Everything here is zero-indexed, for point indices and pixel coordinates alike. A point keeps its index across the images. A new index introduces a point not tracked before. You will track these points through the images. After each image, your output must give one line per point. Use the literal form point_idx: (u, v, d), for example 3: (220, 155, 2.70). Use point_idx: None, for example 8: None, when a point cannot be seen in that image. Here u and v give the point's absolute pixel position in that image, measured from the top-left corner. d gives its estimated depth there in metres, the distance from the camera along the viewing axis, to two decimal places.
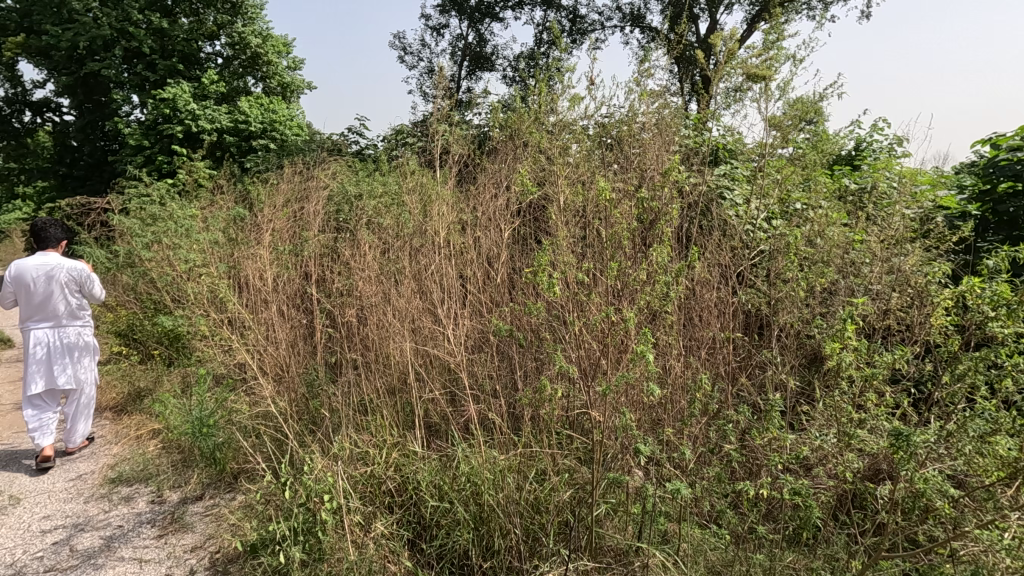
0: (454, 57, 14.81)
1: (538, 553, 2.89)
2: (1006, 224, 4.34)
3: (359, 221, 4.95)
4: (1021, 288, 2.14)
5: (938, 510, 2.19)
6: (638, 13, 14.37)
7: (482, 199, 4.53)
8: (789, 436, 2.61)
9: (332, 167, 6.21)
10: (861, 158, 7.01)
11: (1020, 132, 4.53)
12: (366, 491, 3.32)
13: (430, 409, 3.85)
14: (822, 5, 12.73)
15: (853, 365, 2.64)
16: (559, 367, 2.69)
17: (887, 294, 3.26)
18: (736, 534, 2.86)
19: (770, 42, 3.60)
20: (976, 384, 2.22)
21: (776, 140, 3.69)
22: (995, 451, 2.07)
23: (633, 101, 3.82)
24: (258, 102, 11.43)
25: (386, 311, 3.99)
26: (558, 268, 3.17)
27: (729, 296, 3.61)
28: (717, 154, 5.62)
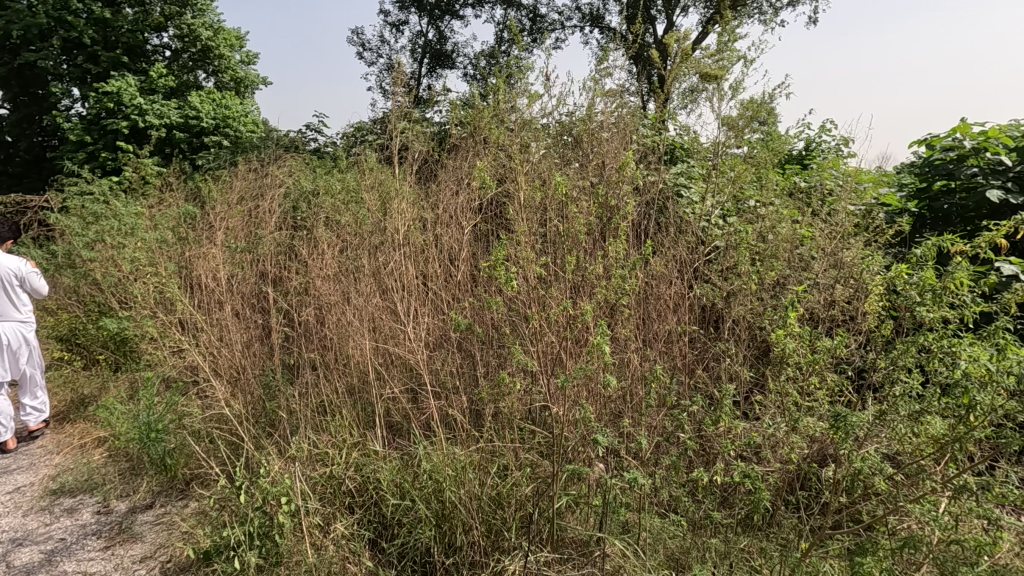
0: (415, 55, 14.68)
1: (500, 547, 2.91)
2: (941, 219, 4.59)
3: (316, 220, 4.84)
4: (945, 275, 2.28)
5: (874, 488, 2.31)
6: (596, 13, 14.54)
7: (442, 196, 4.51)
8: (740, 423, 2.71)
9: (288, 164, 6.05)
10: (810, 158, 7.28)
11: (951, 133, 4.83)
12: (326, 492, 3.28)
13: (390, 408, 3.81)
14: (773, 10, 13.16)
15: (796, 352, 2.76)
16: (518, 360, 2.73)
17: (832, 286, 3.40)
18: (693, 521, 2.96)
19: (723, 44, 3.77)
20: (908, 368, 2.34)
21: (731, 139, 3.95)
22: (925, 430, 2.19)
23: (591, 99, 3.91)
24: (210, 97, 10.91)
25: (346, 310, 3.94)
26: (517, 264, 3.19)
27: (685, 290, 3.71)
28: (674, 153, 5.75)
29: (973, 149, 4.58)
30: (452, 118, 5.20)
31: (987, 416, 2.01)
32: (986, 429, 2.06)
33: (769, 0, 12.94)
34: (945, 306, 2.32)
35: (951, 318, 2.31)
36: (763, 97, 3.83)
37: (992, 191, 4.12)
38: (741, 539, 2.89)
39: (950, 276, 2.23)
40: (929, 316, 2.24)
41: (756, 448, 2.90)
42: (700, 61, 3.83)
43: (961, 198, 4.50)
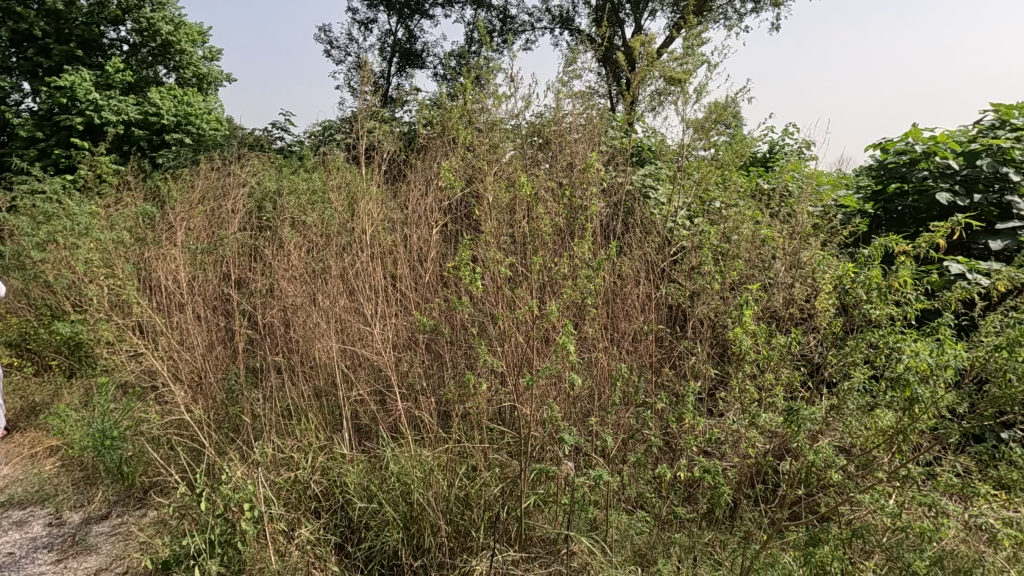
0: (384, 54, 14.52)
1: (468, 548, 2.93)
2: (895, 220, 4.77)
3: (281, 220, 4.74)
4: (890, 274, 2.40)
5: (829, 480, 2.40)
6: (566, 16, 14.65)
7: (411, 197, 4.47)
8: (701, 420, 2.78)
9: (252, 163, 5.91)
10: (774, 161, 7.45)
11: (904, 138, 5.03)
12: (291, 497, 3.24)
13: (359, 411, 3.76)
14: (738, 15, 13.45)
15: (754, 349, 2.85)
16: (484, 360, 2.75)
17: (792, 286, 3.50)
18: (658, 517, 3.01)
19: (688, 49, 3.85)
20: (858, 363, 2.44)
21: (696, 142, 4.03)
22: (875, 423, 2.29)
23: (560, 101, 3.94)
24: (170, 93, 10.56)
25: (313, 312, 3.88)
26: (484, 264, 3.20)
27: (651, 290, 3.78)
28: (642, 154, 5.83)
29: (924, 153, 4.78)
30: (421, 119, 5.17)
31: (929, 408, 2.11)
32: (929, 421, 2.16)
33: (733, 6, 13.24)
34: (891, 304, 2.43)
35: (897, 315, 2.42)
36: (726, 101, 3.93)
37: (941, 194, 4.30)
38: (705, 533, 2.95)
39: (895, 275, 2.34)
40: (875, 313, 2.34)
41: (719, 444, 2.97)
42: (665, 65, 3.90)
43: (913, 200, 4.69)
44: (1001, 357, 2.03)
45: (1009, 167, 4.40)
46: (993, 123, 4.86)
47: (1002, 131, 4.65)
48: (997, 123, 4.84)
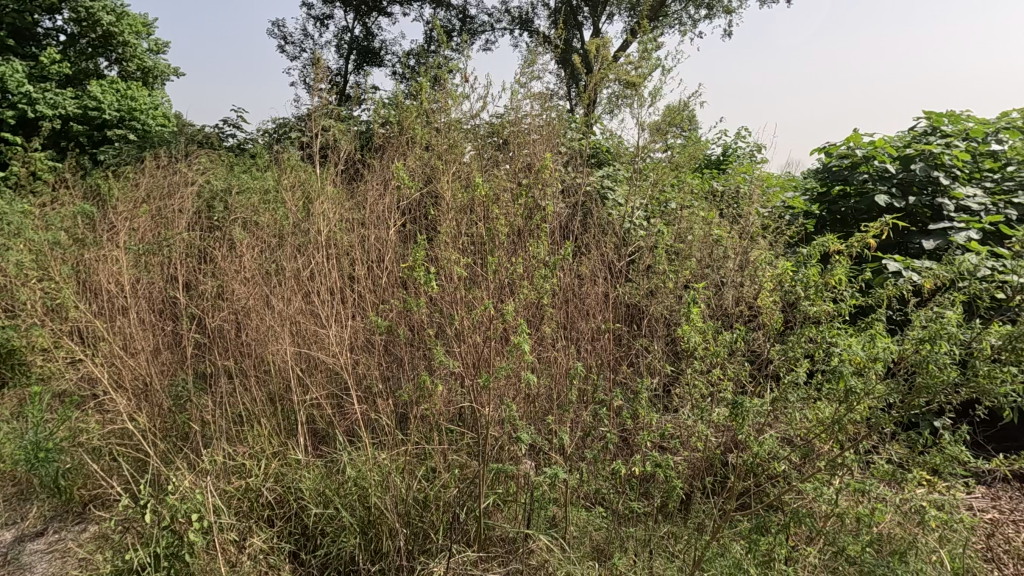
0: (341, 51, 14.24)
1: (427, 550, 2.92)
2: (839, 221, 5.01)
3: (232, 220, 4.59)
4: (826, 273, 2.53)
5: (773, 470, 2.50)
6: (525, 17, 14.71)
7: (369, 196, 4.41)
8: (654, 415, 2.85)
9: (201, 161, 5.68)
10: (727, 163, 7.69)
11: (845, 142, 5.29)
12: (242, 505, 3.15)
13: (314, 415, 3.69)
14: (692, 21, 13.81)
15: (704, 346, 2.94)
16: (440, 360, 2.75)
17: (742, 284, 3.63)
18: (616, 512, 3.08)
19: (644, 53, 3.95)
20: (800, 358, 2.56)
21: (651, 144, 4.13)
22: (815, 414, 2.41)
23: (519, 102, 3.97)
24: (112, 87, 10.09)
25: (266, 314, 3.79)
26: (441, 264, 3.20)
27: (608, 290, 3.84)
28: (600, 155, 5.93)
29: (864, 158, 5.03)
30: (378, 117, 5.10)
31: (862, 399, 2.24)
32: (863, 411, 2.29)
33: (687, 13, 13.56)
34: (829, 300, 2.56)
35: (834, 311, 2.55)
36: (680, 105, 4.04)
37: (879, 195, 4.54)
38: (662, 527, 3.03)
39: (831, 273, 2.48)
40: (813, 309, 2.48)
41: (672, 439, 3.05)
42: (622, 69, 3.98)
43: (855, 202, 4.93)
44: (925, 350, 2.16)
45: (941, 170, 4.66)
46: (925, 129, 5.16)
47: (933, 137, 4.93)
48: (929, 130, 5.14)
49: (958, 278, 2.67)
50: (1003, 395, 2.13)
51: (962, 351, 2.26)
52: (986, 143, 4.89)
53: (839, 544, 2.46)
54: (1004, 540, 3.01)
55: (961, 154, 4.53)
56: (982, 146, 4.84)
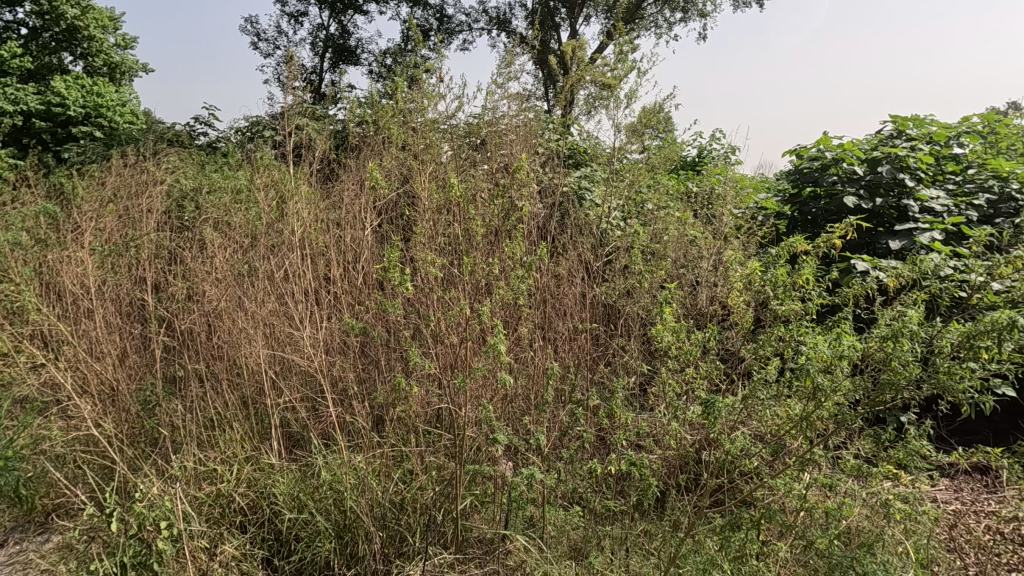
0: (316, 49, 14.06)
1: (403, 553, 2.90)
2: (810, 222, 5.14)
3: (203, 220, 4.50)
4: (795, 273, 2.59)
5: (745, 467, 2.55)
6: (503, 17, 14.71)
7: (344, 196, 4.36)
8: (629, 414, 2.88)
9: (170, 159, 5.55)
10: (703, 164, 7.81)
11: (816, 145, 5.42)
12: (213, 512, 3.08)
13: (289, 419, 3.63)
14: (668, 24, 13.99)
15: (678, 345, 2.98)
16: (415, 362, 2.73)
17: (716, 284, 3.69)
18: (594, 511, 3.10)
19: (620, 55, 3.98)
20: (770, 357, 2.61)
21: (627, 145, 4.17)
22: (785, 411, 2.45)
23: (496, 102, 3.97)
24: (77, 83, 9.81)
25: (238, 317, 3.72)
26: (417, 265, 3.17)
27: (585, 290, 3.87)
28: (577, 156, 5.97)
29: (833, 160, 5.16)
30: (354, 116, 5.05)
31: (830, 396, 2.29)
32: (830, 408, 2.34)
33: (663, 16, 13.73)
34: (797, 300, 2.63)
35: (802, 310, 2.61)
36: (656, 106, 4.09)
37: (847, 197, 4.66)
38: (639, 524, 3.05)
39: (800, 273, 2.54)
40: (782, 309, 2.53)
41: (648, 438, 3.09)
42: (598, 70, 4.02)
43: (825, 203, 5.06)
44: (888, 347, 2.23)
45: (906, 173, 4.80)
46: (891, 133, 5.31)
47: (899, 140, 5.07)
48: (895, 133, 5.28)
49: (921, 277, 2.75)
50: (961, 392, 2.20)
51: (924, 348, 2.33)
52: (948, 147, 5.05)
53: (808, 538, 2.51)
54: (964, 530, 3.11)
55: (925, 157, 4.66)
56: (945, 149, 5.00)
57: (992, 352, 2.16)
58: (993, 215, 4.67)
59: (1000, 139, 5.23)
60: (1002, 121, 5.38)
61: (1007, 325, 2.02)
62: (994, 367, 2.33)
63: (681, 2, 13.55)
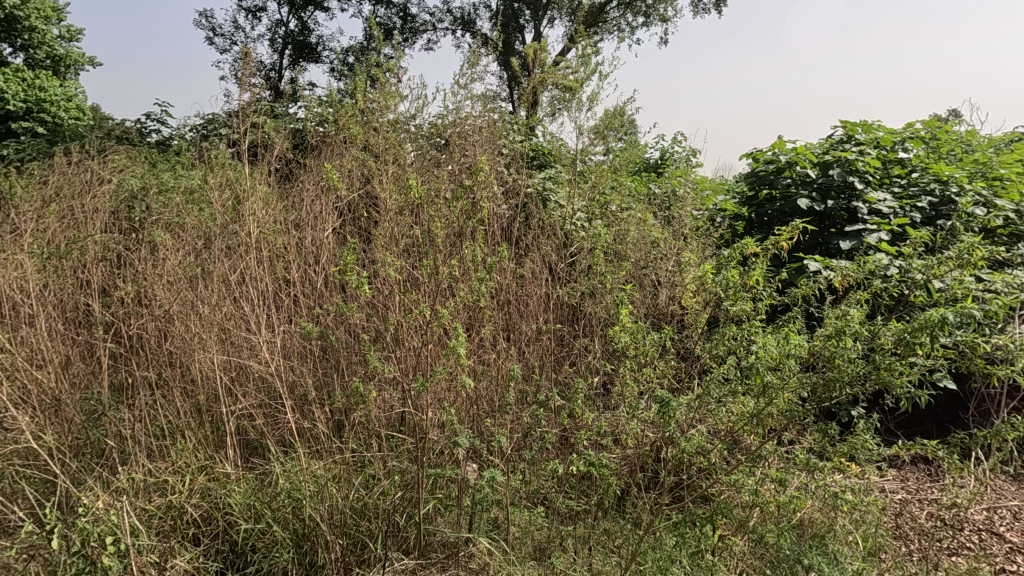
0: (275, 45, 13.72)
1: (364, 561, 2.85)
2: (766, 223, 5.32)
3: (153, 221, 4.32)
4: (748, 274, 2.68)
5: (701, 463, 2.61)
6: (468, 18, 14.67)
7: (304, 197, 4.27)
8: (590, 413, 2.92)
9: (119, 158, 5.32)
10: (664, 166, 7.98)
11: (771, 149, 5.60)
12: (164, 525, 2.97)
13: (245, 426, 3.54)
14: (629, 28, 14.23)
15: (637, 345, 3.03)
16: (373, 365, 2.69)
17: (675, 283, 3.77)
18: (556, 512, 3.12)
19: (582, 58, 4.02)
20: (725, 356, 2.68)
21: (589, 148, 4.22)
22: (738, 409, 2.53)
23: (459, 103, 3.96)
24: (17, 76, 9.33)
25: (191, 322, 3.60)
26: (378, 267, 3.13)
27: (548, 291, 3.90)
28: (541, 157, 6.00)
29: (788, 163, 5.32)
30: (314, 114, 4.94)
31: (779, 394, 2.38)
32: (781, 405, 2.42)
33: (625, 20, 13.94)
34: (749, 300, 2.72)
35: (754, 310, 2.70)
36: (618, 109, 4.15)
37: (800, 199, 4.82)
38: (602, 523, 3.09)
39: (752, 274, 2.63)
40: (735, 309, 2.62)
41: (610, 437, 3.12)
42: (560, 73, 4.05)
43: (780, 205, 5.24)
44: (833, 346, 2.32)
45: (855, 176, 4.99)
46: (842, 137, 5.53)
47: (849, 145, 5.28)
48: (845, 138, 5.50)
49: (865, 277, 2.87)
50: (900, 387, 2.31)
51: (867, 345, 2.43)
52: (894, 152, 5.28)
53: (760, 532, 2.59)
54: (909, 517, 3.23)
55: (873, 161, 4.86)
56: (891, 153, 5.22)
57: (927, 349, 2.28)
58: (935, 217, 4.91)
59: (941, 145, 5.50)
60: (942, 127, 5.66)
61: (939, 322, 2.14)
62: (930, 362, 2.45)
63: (643, 7, 13.80)
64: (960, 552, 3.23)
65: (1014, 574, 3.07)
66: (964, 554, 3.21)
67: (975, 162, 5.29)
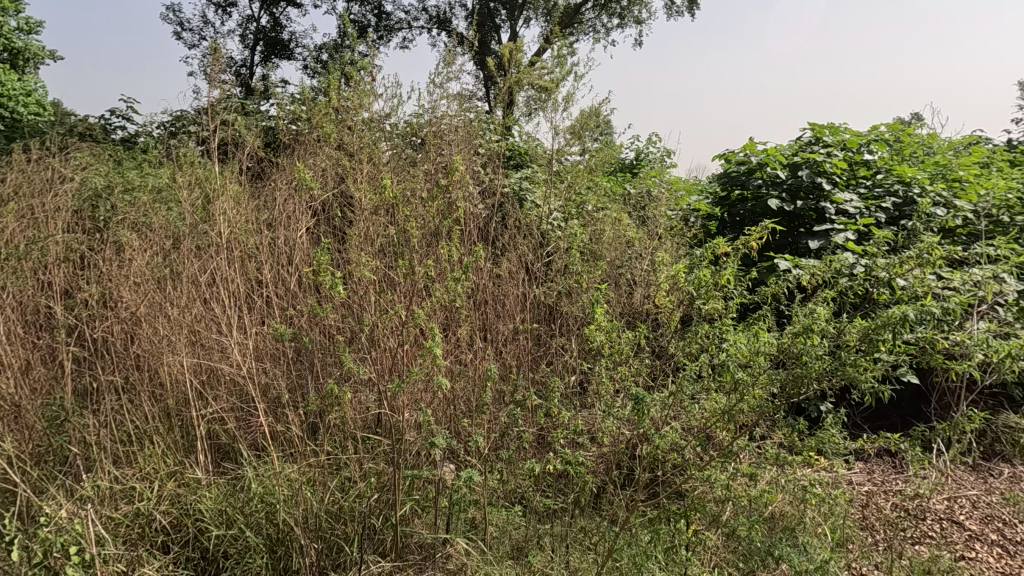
0: (246, 41, 13.45)
1: (340, 564, 2.82)
2: (737, 223, 5.43)
3: (119, 220, 4.20)
4: (721, 273, 2.73)
5: (676, 460, 2.65)
6: (443, 17, 14.61)
7: (277, 196, 4.20)
8: (566, 412, 2.93)
9: (81, 155, 5.15)
10: (639, 167, 8.08)
11: (742, 150, 5.71)
12: (131, 533, 2.88)
13: (216, 430, 3.46)
14: (605, 30, 14.35)
15: (612, 344, 3.07)
16: (348, 366, 2.66)
17: (650, 283, 3.82)
18: (534, 511, 3.13)
19: (558, 58, 4.04)
20: (698, 353, 2.73)
21: (565, 148, 4.24)
22: (711, 406, 2.58)
23: (434, 102, 3.94)
24: None
25: (160, 324, 3.50)
26: (352, 267, 3.10)
27: (525, 291, 3.91)
28: (518, 157, 6.01)
29: (758, 164, 5.44)
30: (287, 112, 4.86)
31: (750, 390, 2.44)
32: (752, 401, 2.48)
33: (601, 21, 14.05)
34: (721, 299, 2.77)
35: (725, 308, 2.76)
36: (593, 109, 4.18)
37: (770, 200, 4.93)
38: (579, 521, 3.11)
39: (724, 273, 2.68)
40: (707, 308, 2.66)
41: (587, 436, 3.15)
42: (536, 74, 4.07)
43: (751, 205, 5.35)
44: (800, 343, 2.39)
45: (823, 177, 5.13)
46: (810, 139, 5.67)
47: (817, 147, 5.42)
48: (813, 140, 5.65)
49: (831, 275, 2.96)
50: (865, 382, 2.39)
51: (834, 342, 2.50)
52: (860, 154, 5.43)
53: (731, 526, 2.65)
54: (875, 509, 3.32)
55: (840, 163, 5.00)
56: (858, 155, 5.37)
57: (890, 345, 2.36)
58: (898, 217, 5.07)
59: (904, 147, 5.68)
60: (905, 130, 5.85)
61: (901, 319, 2.21)
62: (893, 357, 2.54)
63: (618, 9, 13.93)
64: (924, 540, 3.32)
65: (973, 560, 3.18)
66: (926, 542, 3.31)
67: (936, 164, 5.48)
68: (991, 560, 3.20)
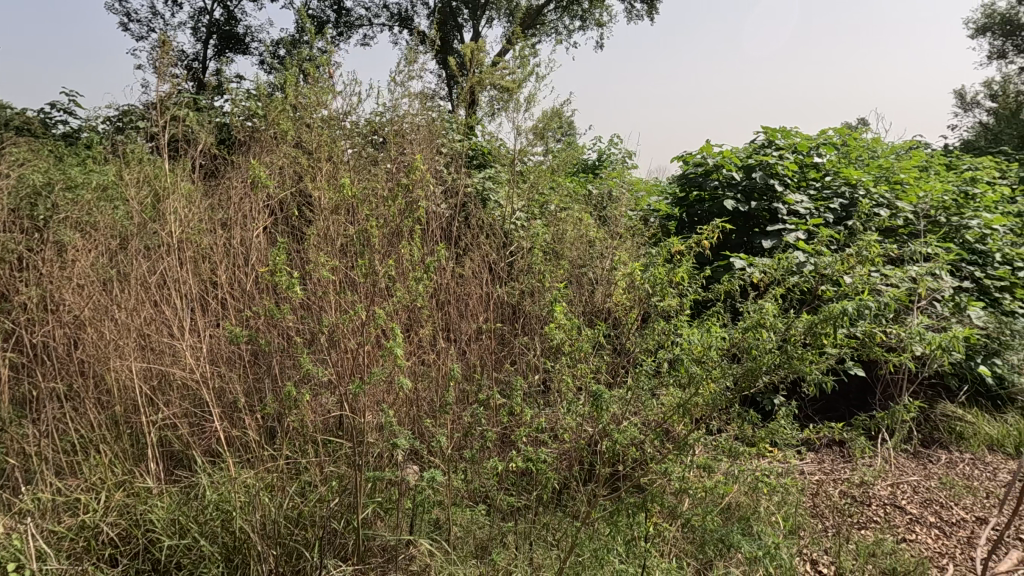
0: (198, 34, 12.97)
1: (301, 570, 2.76)
2: (695, 222, 5.59)
3: (60, 219, 4.00)
4: (678, 271, 2.80)
5: (636, 454, 2.71)
6: (405, 14, 14.45)
7: (232, 194, 4.08)
8: (528, 410, 2.95)
9: (18, 150, 4.88)
10: (601, 167, 8.20)
11: (700, 152, 5.88)
12: (76, 547, 2.76)
13: (169, 437, 3.34)
14: (567, 31, 14.48)
15: (575, 341, 3.10)
16: (306, 368, 2.61)
17: (611, 281, 3.89)
18: (498, 508, 3.14)
19: (519, 59, 4.06)
20: (656, 350, 2.79)
21: (527, 148, 4.26)
22: (669, 400, 2.64)
23: (394, 100, 3.89)
24: None
25: (106, 328, 3.35)
26: (310, 267, 3.03)
27: (488, 290, 3.92)
28: (481, 156, 6.02)
29: (715, 166, 5.62)
30: (241, 108, 4.73)
31: (704, 384, 2.51)
32: (707, 394, 2.56)
33: (563, 23, 14.17)
34: (679, 297, 2.84)
35: (682, 306, 2.82)
36: (554, 109, 4.21)
37: (726, 201, 5.10)
38: (543, 517, 3.13)
39: (681, 271, 2.75)
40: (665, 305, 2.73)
41: (550, 433, 3.18)
42: (498, 74, 4.08)
43: (708, 205, 5.52)
44: (751, 337, 2.47)
45: (775, 178, 5.33)
46: (763, 142, 5.88)
47: (769, 150, 5.63)
48: (766, 143, 5.86)
49: (783, 272, 3.08)
50: (811, 374, 2.50)
51: (783, 337, 2.61)
52: (810, 156, 5.66)
53: (689, 517, 2.72)
54: (824, 496, 3.48)
55: (791, 165, 5.20)
56: (807, 158, 5.60)
57: (834, 338, 2.47)
58: (844, 217, 5.31)
59: (850, 150, 5.95)
60: (851, 134, 6.13)
61: (843, 313, 2.32)
62: (838, 350, 2.66)
63: (580, 10, 14.09)
64: (868, 525, 3.51)
65: (914, 541, 3.37)
66: (871, 526, 3.49)
67: (879, 167, 5.76)
68: (929, 541, 3.40)
